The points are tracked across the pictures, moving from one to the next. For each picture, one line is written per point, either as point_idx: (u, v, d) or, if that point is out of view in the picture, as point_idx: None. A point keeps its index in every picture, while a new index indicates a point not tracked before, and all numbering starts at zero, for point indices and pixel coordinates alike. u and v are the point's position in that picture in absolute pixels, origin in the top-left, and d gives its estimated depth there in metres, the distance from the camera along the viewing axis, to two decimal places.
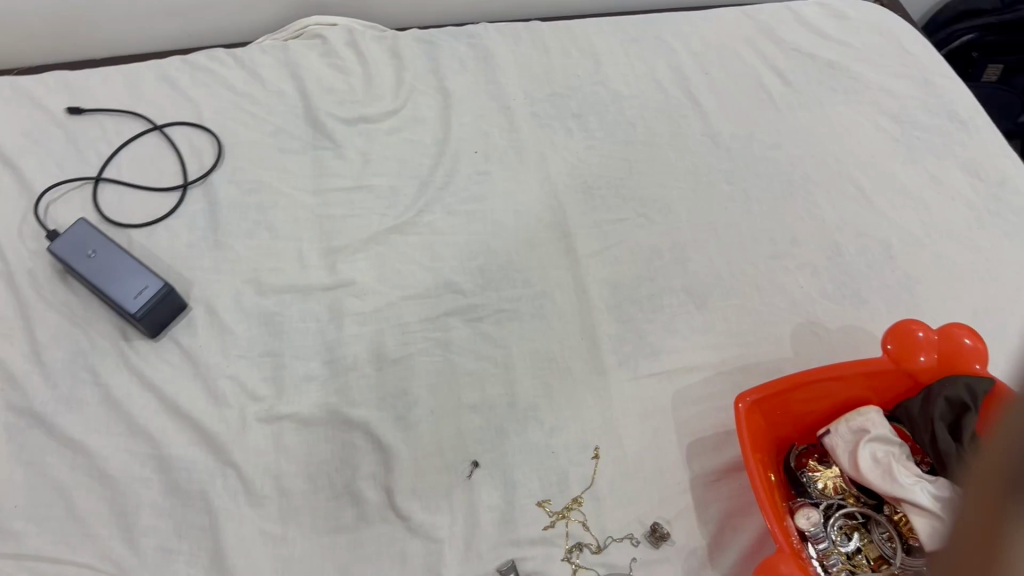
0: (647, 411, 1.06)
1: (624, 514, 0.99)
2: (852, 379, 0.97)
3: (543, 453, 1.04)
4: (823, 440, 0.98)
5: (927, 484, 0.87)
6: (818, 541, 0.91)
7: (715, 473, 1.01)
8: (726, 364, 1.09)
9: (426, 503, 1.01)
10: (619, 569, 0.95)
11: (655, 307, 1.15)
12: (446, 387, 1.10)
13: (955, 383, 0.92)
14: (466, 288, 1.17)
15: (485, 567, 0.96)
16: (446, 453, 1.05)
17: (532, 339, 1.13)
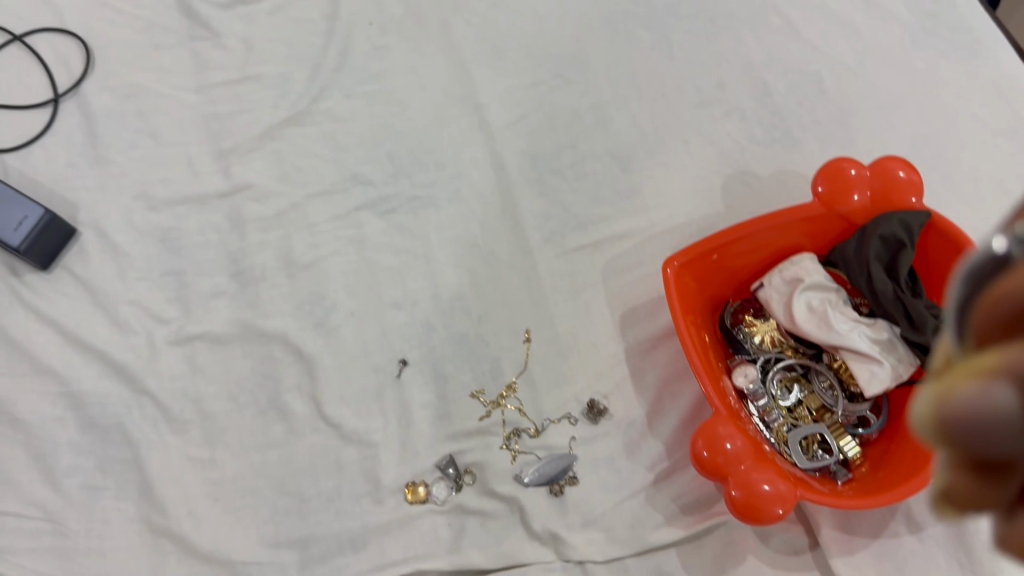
0: (578, 287, 1.01)
1: (561, 394, 0.95)
2: (783, 228, 0.93)
3: (473, 342, 0.99)
4: (757, 294, 0.94)
5: (863, 329, 0.85)
6: (757, 398, 0.90)
7: (650, 341, 0.97)
8: (656, 229, 1.03)
9: (357, 408, 0.96)
10: (560, 450, 0.91)
11: (578, 177, 1.08)
12: (365, 286, 1.02)
13: (889, 220, 0.87)
14: (376, 179, 1.09)
15: (423, 465, 0.92)
16: (372, 354, 0.99)
17: (451, 224, 1.05)
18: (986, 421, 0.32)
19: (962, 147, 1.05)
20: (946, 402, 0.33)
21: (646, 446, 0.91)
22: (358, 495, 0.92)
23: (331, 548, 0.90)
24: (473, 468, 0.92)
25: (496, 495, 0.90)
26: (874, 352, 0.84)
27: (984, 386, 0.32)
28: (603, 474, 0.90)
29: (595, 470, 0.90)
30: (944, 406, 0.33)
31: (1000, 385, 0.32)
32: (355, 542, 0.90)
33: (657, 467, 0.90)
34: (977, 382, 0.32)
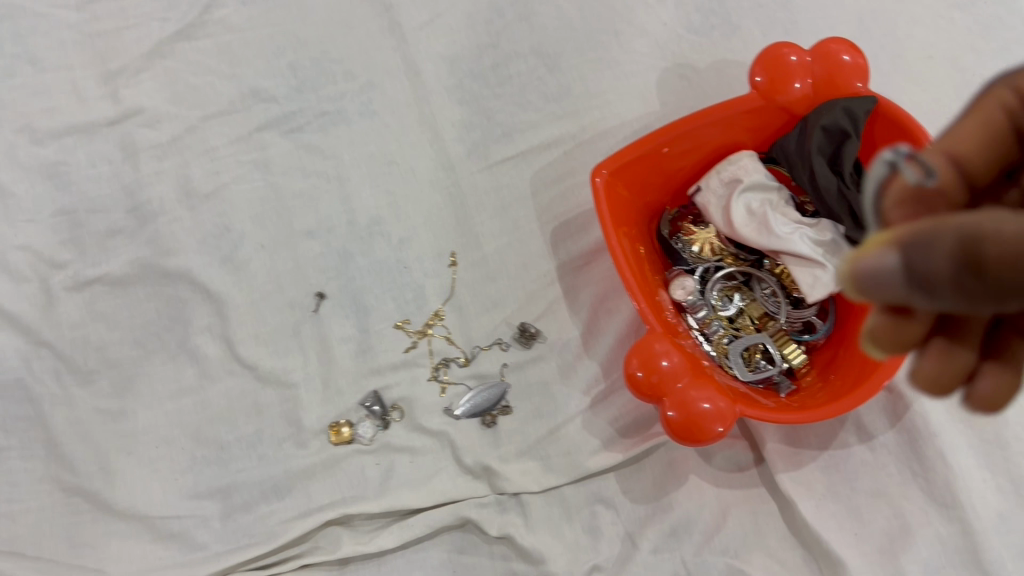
0: (505, 202, 0.93)
1: (490, 319, 0.88)
2: (720, 124, 0.85)
3: (395, 269, 0.91)
4: (695, 199, 0.88)
5: (805, 231, 0.79)
6: (696, 310, 0.85)
7: (583, 257, 0.90)
8: (587, 134, 0.95)
9: (272, 347, 0.89)
10: (491, 378, 0.86)
11: (501, 81, 0.98)
12: (274, 214, 0.94)
13: (832, 108, 0.80)
14: (280, 96, 0.98)
15: (346, 403, 0.86)
16: (287, 288, 0.91)
17: (364, 140, 0.96)
18: (886, 282, 0.34)
19: (914, 23, 0.97)
20: (853, 266, 0.35)
21: (582, 369, 0.85)
22: (280, 438, 0.87)
23: (254, 496, 0.85)
24: (400, 403, 0.85)
25: (425, 430, 0.84)
26: (816, 256, 0.78)
27: (882, 254, 0.33)
28: (537, 400, 0.85)
29: (529, 397, 0.85)
30: (853, 272, 0.35)
31: (895, 252, 0.33)
32: (278, 489, 0.85)
33: (593, 390, 0.84)
34: (878, 250, 0.33)
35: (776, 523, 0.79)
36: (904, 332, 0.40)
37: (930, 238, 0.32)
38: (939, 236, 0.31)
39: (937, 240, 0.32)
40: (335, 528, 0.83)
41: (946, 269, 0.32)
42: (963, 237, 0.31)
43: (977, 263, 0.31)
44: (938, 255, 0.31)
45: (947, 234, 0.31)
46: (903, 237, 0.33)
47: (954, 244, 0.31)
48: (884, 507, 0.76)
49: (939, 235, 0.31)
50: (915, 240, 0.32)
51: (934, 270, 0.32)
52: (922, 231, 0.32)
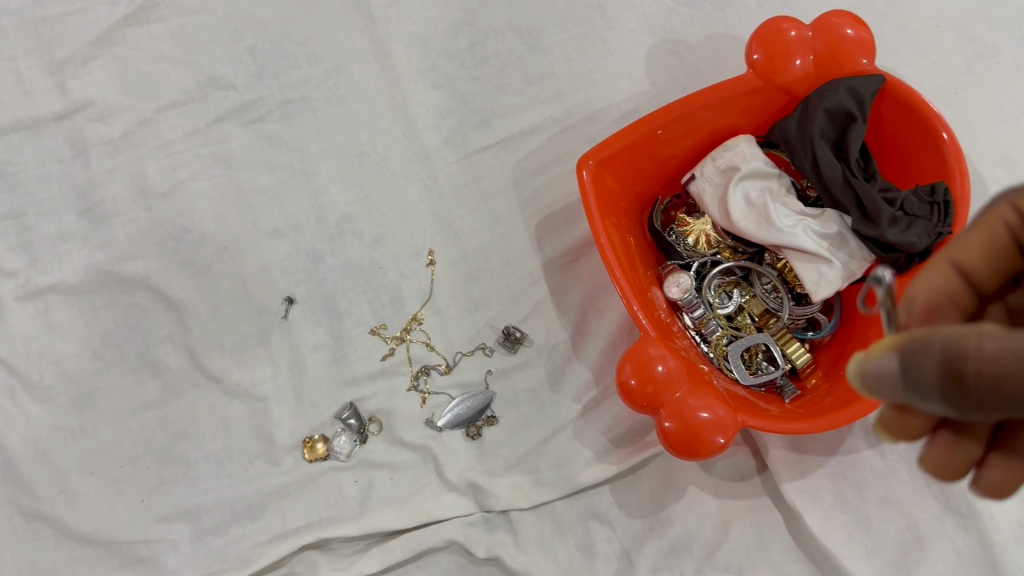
0: (485, 195, 0.87)
1: (473, 322, 0.83)
2: (716, 107, 0.79)
3: (368, 270, 0.85)
4: (688, 188, 0.82)
5: (807, 223, 0.75)
6: (693, 309, 0.79)
7: (571, 253, 0.84)
8: (572, 118, 0.89)
9: (240, 357, 0.84)
10: (475, 387, 0.80)
11: (478, 61, 0.91)
12: (237, 213, 0.87)
13: (836, 89, 0.74)
14: (240, 83, 0.91)
15: (321, 416, 0.81)
16: (253, 293, 0.85)
17: (332, 130, 0.89)
18: (891, 383, 0.37)
19: None
20: (861, 365, 0.38)
21: (572, 374, 0.80)
22: (251, 456, 0.81)
23: (225, 517, 0.80)
24: (378, 415, 0.80)
25: (405, 444, 0.79)
26: (820, 251, 0.74)
27: (886, 359, 0.36)
28: (525, 409, 0.79)
29: (516, 405, 0.79)
30: (862, 371, 0.38)
31: (897, 357, 0.36)
32: (251, 510, 0.80)
33: (584, 396, 0.79)
34: (883, 354, 0.37)
35: (781, 535, 0.74)
36: (910, 422, 0.40)
37: (922, 348, 0.34)
38: (926, 347, 0.34)
39: (925, 352, 0.34)
40: (312, 552, 0.78)
41: (932, 378, 0.34)
42: (948, 351, 0.33)
43: (959, 375, 0.33)
44: (926, 363, 0.34)
45: (934, 346, 0.34)
46: (903, 346, 0.36)
47: (938, 356, 0.34)
48: (895, 517, 0.72)
49: (929, 346, 0.34)
50: (914, 349, 0.35)
51: (925, 378, 0.35)
52: (916, 342, 0.35)
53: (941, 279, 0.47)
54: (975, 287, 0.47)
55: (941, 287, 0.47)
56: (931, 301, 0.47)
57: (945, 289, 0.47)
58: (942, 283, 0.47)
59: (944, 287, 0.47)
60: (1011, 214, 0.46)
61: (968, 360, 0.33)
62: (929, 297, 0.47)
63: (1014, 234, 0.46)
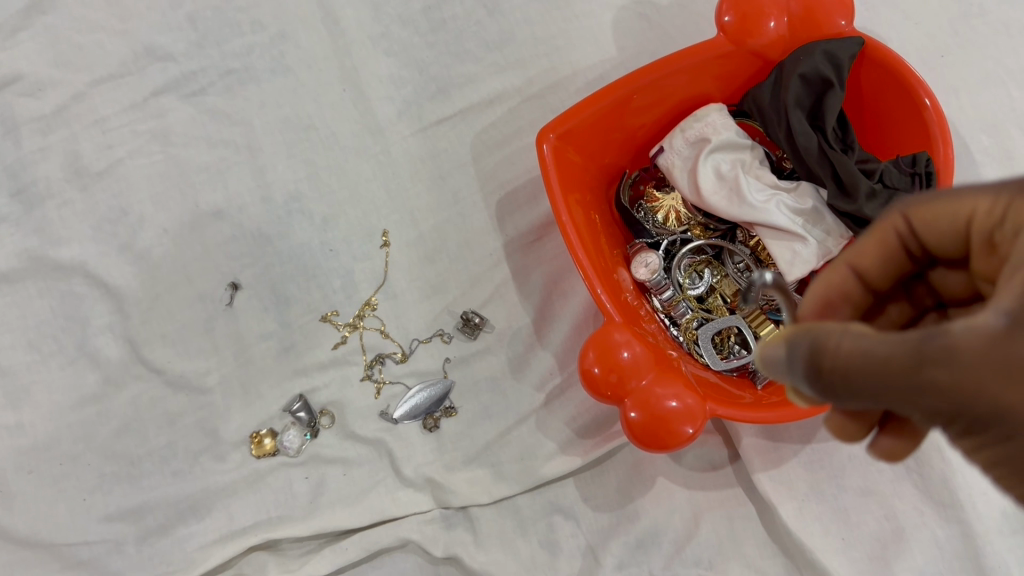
0: (442, 171, 0.81)
1: (430, 307, 0.78)
2: (685, 73, 0.73)
3: (318, 253, 0.80)
4: (656, 161, 0.77)
5: (781, 198, 0.70)
6: (662, 290, 0.74)
7: (534, 232, 0.79)
8: (534, 88, 0.83)
9: (183, 348, 0.79)
10: (432, 376, 0.76)
11: (433, 26, 0.85)
12: (177, 193, 0.82)
13: (812, 52, 0.69)
14: (178, 53, 0.85)
15: (268, 410, 0.76)
16: (196, 280, 0.80)
17: (278, 102, 0.83)
18: (780, 370, 0.40)
19: None
20: (761, 350, 0.42)
21: (536, 361, 0.76)
22: (196, 452, 0.77)
23: (170, 517, 0.76)
24: (330, 408, 0.75)
25: (358, 438, 0.74)
26: (795, 228, 0.69)
27: (775, 349, 0.39)
28: (485, 399, 0.75)
29: (476, 395, 0.75)
30: (762, 356, 0.41)
31: (783, 346, 0.39)
32: (196, 509, 0.76)
33: (548, 385, 0.75)
34: (773, 346, 0.40)
35: (754, 527, 0.71)
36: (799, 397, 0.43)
37: (799, 341, 0.37)
38: (800, 343, 0.37)
39: (800, 345, 0.37)
40: (260, 554, 0.75)
41: (802, 367, 0.37)
42: (817, 345, 0.36)
43: (822, 368, 0.36)
44: (800, 355, 0.37)
45: (806, 342, 0.37)
46: (789, 336, 0.39)
47: (810, 350, 0.37)
48: (873, 506, 0.69)
49: (804, 341, 0.37)
50: (794, 340, 0.38)
51: (801, 370, 0.38)
52: (794, 336, 0.38)
53: (839, 279, 0.49)
54: (872, 287, 0.49)
55: (835, 288, 0.49)
56: (827, 299, 0.49)
57: (844, 289, 0.49)
58: (838, 285, 0.48)
59: (841, 288, 0.49)
60: (903, 222, 0.45)
61: (832, 355, 0.36)
62: (824, 296, 0.49)
63: (903, 241, 0.46)
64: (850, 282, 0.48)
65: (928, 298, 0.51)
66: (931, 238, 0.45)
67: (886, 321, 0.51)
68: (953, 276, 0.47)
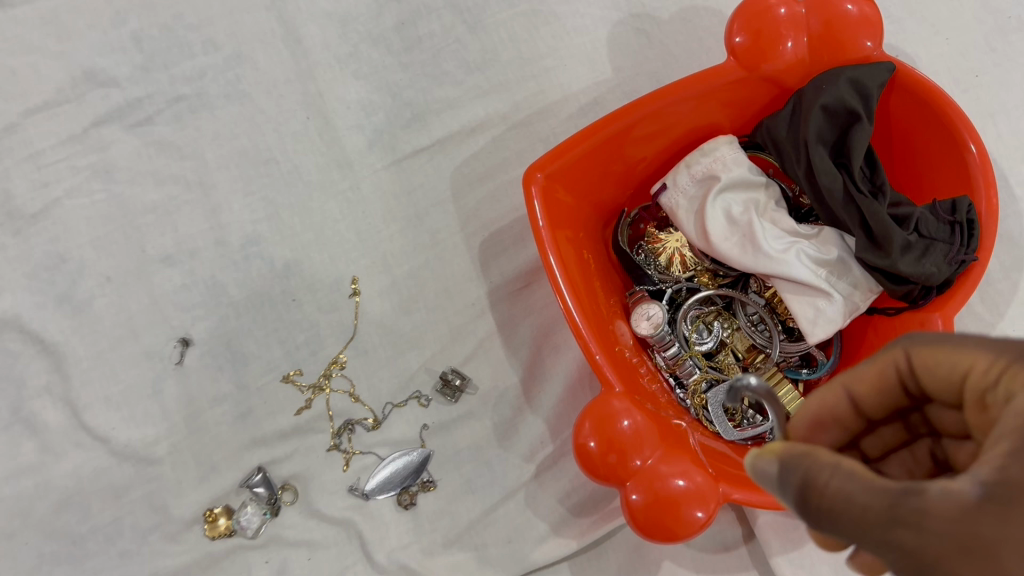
0: (419, 209, 0.73)
1: (405, 365, 0.69)
2: (692, 101, 0.65)
3: (280, 303, 0.71)
4: (657, 200, 0.68)
5: (802, 246, 0.62)
6: (666, 346, 0.66)
7: (522, 278, 0.71)
8: (521, 114, 0.74)
9: (129, 413, 0.70)
10: (408, 445, 0.68)
11: (408, 45, 0.76)
12: (121, 237, 0.73)
13: (837, 80, 0.62)
14: (122, 78, 0.76)
15: (224, 484, 0.68)
16: (141, 335, 0.71)
17: (234, 132, 0.74)
18: (766, 485, 0.38)
19: None
20: (750, 460, 0.39)
21: (524, 427, 0.68)
22: (144, 531, 0.68)
23: None
24: (292, 482, 0.67)
25: (325, 517, 0.67)
26: (818, 282, 0.61)
27: (765, 465, 0.37)
28: (467, 471, 0.67)
29: (458, 466, 0.67)
30: (749, 466, 0.39)
31: (774, 465, 0.36)
32: None
33: (538, 454, 0.67)
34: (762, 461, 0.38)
35: None
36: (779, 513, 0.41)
37: (791, 465, 0.35)
38: (792, 470, 0.35)
39: (790, 471, 0.35)
40: None
41: (788, 491, 0.35)
42: (805, 477, 0.35)
43: (808, 500, 0.34)
44: (788, 481, 0.35)
45: (796, 469, 0.35)
46: (780, 457, 0.36)
47: (800, 481, 0.35)
48: None
49: (795, 468, 0.35)
50: (786, 464, 0.36)
51: (787, 494, 0.35)
52: (787, 459, 0.36)
53: (831, 400, 0.46)
54: (867, 414, 0.46)
55: (824, 408, 0.46)
56: (815, 418, 0.46)
57: (834, 410, 0.46)
58: (829, 405, 0.45)
59: (830, 409, 0.45)
60: (905, 359, 0.42)
61: (818, 490, 0.34)
62: (813, 414, 0.46)
63: (903, 377, 0.43)
64: (842, 405, 0.45)
65: (922, 426, 0.47)
66: (931, 384, 0.41)
67: (876, 441, 0.48)
68: (949, 418, 0.44)
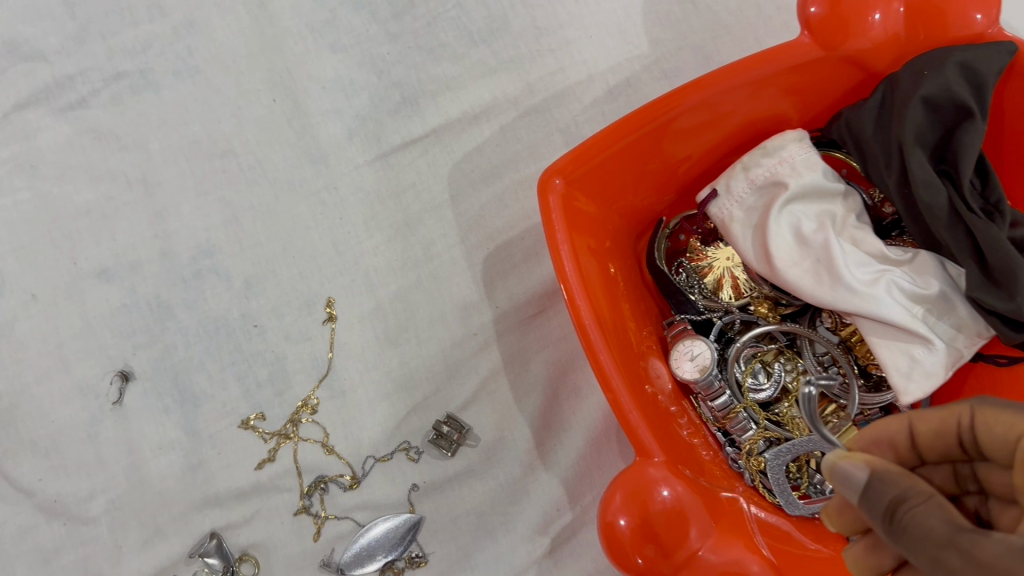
0: (410, 215, 0.60)
1: (391, 409, 0.57)
2: (752, 87, 0.52)
3: (240, 331, 0.58)
4: (706, 210, 0.55)
5: (894, 275, 0.50)
6: (714, 395, 0.53)
7: (536, 303, 0.59)
8: (535, 97, 0.60)
9: (57, 463, 0.57)
10: (394, 507, 0.56)
11: (397, 11, 0.61)
12: (49, 246, 0.59)
13: (945, 63, 0.48)
14: (50, 50, 0.61)
15: (173, 551, 0.56)
16: (72, 366, 0.58)
17: (185, 119, 0.60)
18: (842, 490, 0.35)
19: None
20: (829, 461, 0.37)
21: (536, 490, 0.56)
22: None
23: None
24: (251, 552, 0.55)
25: None
26: (915, 325, 0.49)
27: (850, 466, 0.35)
28: (465, 542, 0.56)
29: (454, 536, 0.56)
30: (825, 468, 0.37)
31: (864, 472, 0.34)
32: None
33: (552, 524, 0.56)
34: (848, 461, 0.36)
35: None
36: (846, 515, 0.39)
37: (886, 478, 0.34)
38: (884, 485, 0.33)
39: (881, 479, 0.34)
40: None
41: (869, 499, 0.34)
42: (893, 489, 0.33)
43: (889, 510, 0.33)
44: (872, 490, 0.34)
45: (889, 482, 0.33)
46: (872, 466, 0.34)
47: (888, 494, 0.33)
48: None
49: (890, 483, 0.33)
50: (880, 472, 0.34)
51: (869, 504, 0.34)
52: (880, 470, 0.34)
53: (891, 427, 0.38)
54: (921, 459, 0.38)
55: (882, 434, 0.38)
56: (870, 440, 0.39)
57: (887, 441, 0.38)
58: (886, 430, 0.38)
59: (886, 437, 0.38)
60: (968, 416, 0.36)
61: (901, 503, 0.32)
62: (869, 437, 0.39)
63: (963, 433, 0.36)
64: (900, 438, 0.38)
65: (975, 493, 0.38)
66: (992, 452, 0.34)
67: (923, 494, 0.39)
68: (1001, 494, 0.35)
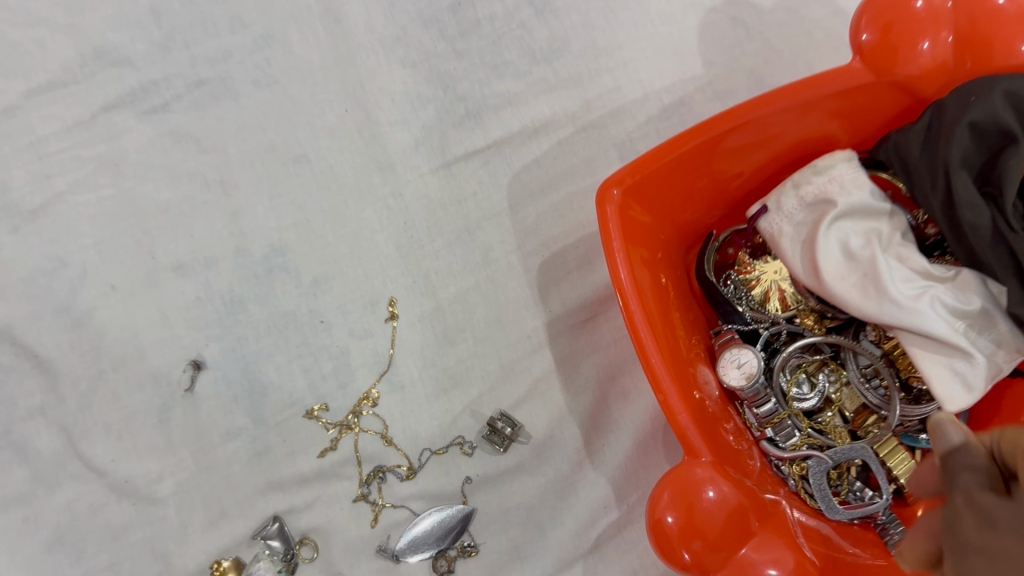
0: (471, 222, 0.63)
1: (448, 404, 0.60)
2: (801, 110, 0.54)
3: (306, 325, 0.61)
4: (756, 224, 0.58)
5: (937, 292, 0.52)
6: (760, 402, 0.55)
7: (588, 308, 0.61)
8: (593, 114, 0.64)
9: (130, 445, 0.60)
10: (447, 499, 0.59)
11: (464, 29, 0.65)
12: (130, 240, 0.63)
13: (988, 91, 0.50)
14: (137, 57, 0.65)
15: (236, 533, 0.59)
16: (148, 353, 0.61)
17: (261, 126, 0.64)
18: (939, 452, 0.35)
19: None
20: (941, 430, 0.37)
21: (584, 487, 0.59)
22: None
23: None
24: (312, 536, 0.58)
25: None
26: (957, 339, 0.51)
27: (947, 428, 0.35)
28: (515, 535, 0.58)
29: (504, 528, 0.58)
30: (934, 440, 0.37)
31: (958, 436, 0.34)
32: None
33: (599, 521, 0.59)
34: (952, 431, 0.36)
35: None
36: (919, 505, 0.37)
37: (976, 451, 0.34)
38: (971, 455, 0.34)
39: (967, 450, 0.34)
40: None
41: (948, 460, 0.34)
42: (971, 460, 0.33)
43: (956, 474, 0.33)
44: (954, 454, 0.34)
45: (974, 452, 0.34)
46: (969, 437, 0.34)
47: (969, 461, 0.33)
48: None
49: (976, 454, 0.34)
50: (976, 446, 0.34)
51: (949, 464, 0.34)
52: (974, 442, 0.34)
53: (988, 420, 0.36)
54: None
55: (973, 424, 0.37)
56: None
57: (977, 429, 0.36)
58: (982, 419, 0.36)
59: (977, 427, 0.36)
60: None
61: (972, 473, 0.33)
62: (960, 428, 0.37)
63: None
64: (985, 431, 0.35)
65: None
66: None
67: None
68: None
